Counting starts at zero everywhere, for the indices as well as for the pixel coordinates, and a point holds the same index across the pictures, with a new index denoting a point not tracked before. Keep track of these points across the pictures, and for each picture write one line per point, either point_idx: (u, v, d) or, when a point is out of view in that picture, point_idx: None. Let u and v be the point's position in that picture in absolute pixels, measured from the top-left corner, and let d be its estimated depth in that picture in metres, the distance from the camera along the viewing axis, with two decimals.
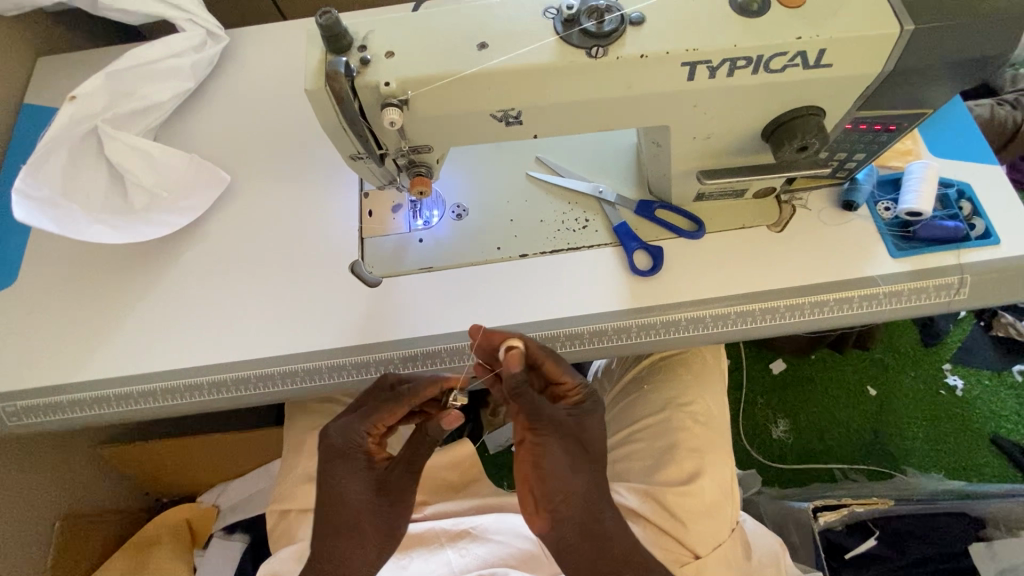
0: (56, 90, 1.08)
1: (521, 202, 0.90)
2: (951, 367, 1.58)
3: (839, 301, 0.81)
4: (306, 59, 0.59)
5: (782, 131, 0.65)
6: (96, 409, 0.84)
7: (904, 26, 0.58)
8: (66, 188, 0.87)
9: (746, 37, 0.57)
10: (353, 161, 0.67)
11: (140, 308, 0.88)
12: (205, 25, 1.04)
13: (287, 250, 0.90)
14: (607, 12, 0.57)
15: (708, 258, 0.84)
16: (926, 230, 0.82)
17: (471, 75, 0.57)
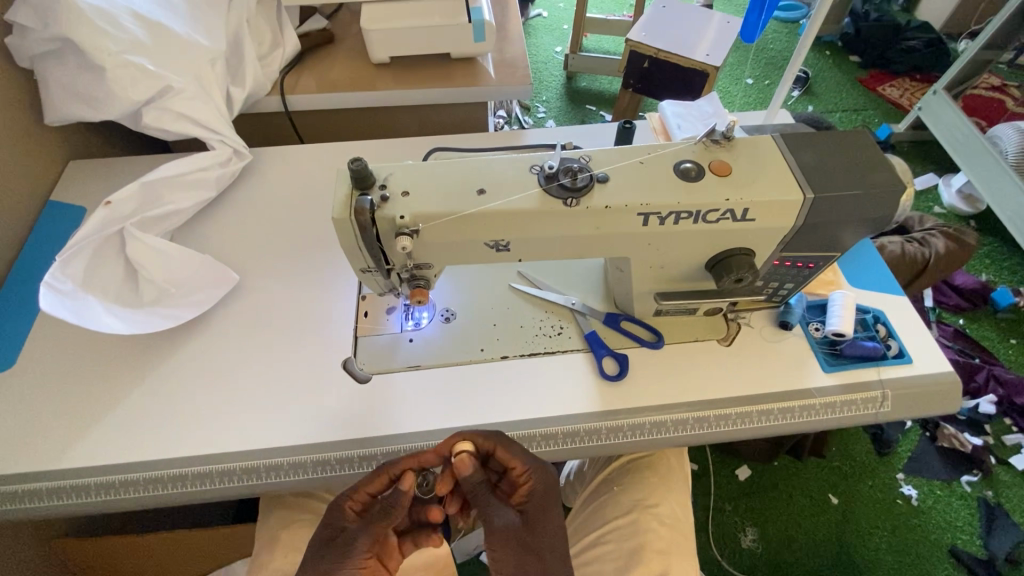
0: (83, 190, 1.18)
1: (504, 309, 1.01)
2: (905, 476, 1.67)
3: (783, 410, 0.91)
4: (334, 194, 0.72)
5: (722, 265, 0.80)
6: (73, 498, 0.84)
7: (807, 194, 0.74)
8: (86, 282, 0.95)
9: (688, 196, 0.73)
10: (362, 273, 0.78)
11: (135, 396, 0.92)
12: (233, 145, 1.19)
13: (286, 345, 0.98)
14: (579, 172, 0.72)
15: (668, 366, 0.95)
16: (851, 348, 0.96)
17: (470, 214, 0.71)
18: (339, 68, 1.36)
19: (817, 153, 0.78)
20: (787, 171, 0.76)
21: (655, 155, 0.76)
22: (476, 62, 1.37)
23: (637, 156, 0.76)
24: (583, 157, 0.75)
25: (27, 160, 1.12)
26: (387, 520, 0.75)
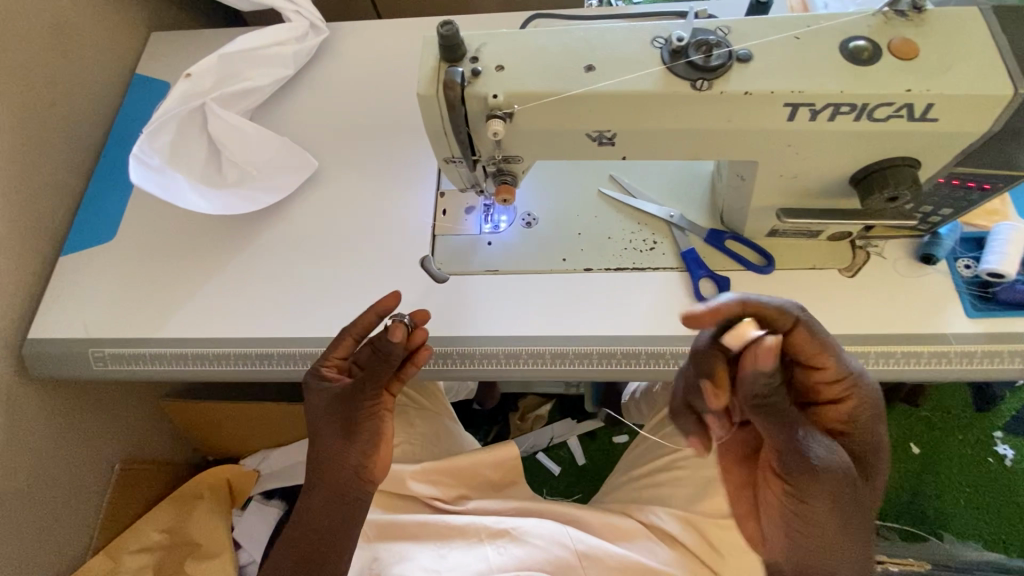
0: (164, 63, 1.15)
1: (591, 217, 0.92)
2: (1003, 435, 1.51)
3: (908, 354, 0.80)
4: (420, 64, 0.62)
5: (873, 180, 0.65)
6: (175, 364, 0.91)
7: (1020, 88, 0.57)
8: (172, 158, 0.94)
9: (853, 84, 0.57)
10: (446, 163, 0.71)
11: (222, 275, 0.94)
12: (309, 17, 1.09)
13: (364, 237, 0.95)
14: (715, 47, 0.59)
15: (775, 294, 0.84)
16: (1006, 293, 0.80)
17: (575, 96, 0.60)
18: None
19: None
20: (996, 56, 0.58)
21: (815, 29, 0.60)
22: None
23: (791, 30, 0.60)
24: (719, 29, 0.61)
25: (110, 27, 1.09)
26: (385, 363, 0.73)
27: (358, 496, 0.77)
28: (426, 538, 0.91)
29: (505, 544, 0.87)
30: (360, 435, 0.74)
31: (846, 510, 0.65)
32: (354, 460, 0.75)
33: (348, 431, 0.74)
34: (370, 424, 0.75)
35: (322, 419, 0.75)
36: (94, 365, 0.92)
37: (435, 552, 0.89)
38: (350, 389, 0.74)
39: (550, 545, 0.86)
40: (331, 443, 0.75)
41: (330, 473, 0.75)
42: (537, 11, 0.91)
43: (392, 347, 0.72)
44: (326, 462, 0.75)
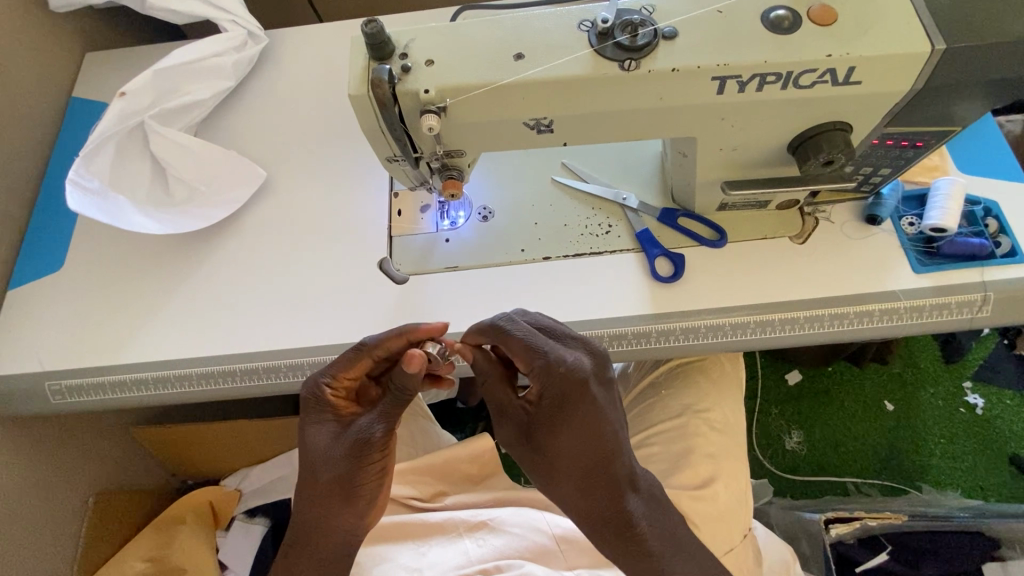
0: (101, 84, 1.12)
1: (546, 206, 0.92)
2: (972, 385, 1.56)
3: (859, 313, 0.82)
4: (349, 65, 0.62)
5: (808, 146, 0.66)
6: (136, 390, 0.88)
7: (936, 45, 0.58)
8: (114, 180, 0.92)
9: (776, 53, 0.58)
10: (389, 162, 0.70)
11: (179, 296, 0.92)
12: (247, 26, 1.07)
13: (320, 243, 0.94)
14: (641, 26, 0.59)
15: (730, 266, 0.85)
16: (949, 246, 0.82)
17: (507, 85, 0.60)
18: None
19: None
20: (910, 16, 0.59)
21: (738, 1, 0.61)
22: None
23: (714, 4, 0.61)
24: (644, 9, 0.61)
25: (42, 51, 1.06)
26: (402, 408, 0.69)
27: (346, 554, 0.72)
28: (407, 538, 0.91)
29: (484, 535, 0.89)
30: (362, 494, 0.68)
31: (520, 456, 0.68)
32: (354, 518, 0.69)
33: (350, 483, 0.67)
34: (374, 484, 0.68)
35: (324, 457, 0.67)
36: (52, 399, 0.89)
37: (416, 550, 0.89)
38: (358, 435, 0.67)
39: (527, 532, 0.88)
40: (330, 491, 0.67)
41: (322, 530, 0.69)
42: (472, 4, 0.90)
43: (415, 384, 0.67)
44: (320, 519, 0.69)
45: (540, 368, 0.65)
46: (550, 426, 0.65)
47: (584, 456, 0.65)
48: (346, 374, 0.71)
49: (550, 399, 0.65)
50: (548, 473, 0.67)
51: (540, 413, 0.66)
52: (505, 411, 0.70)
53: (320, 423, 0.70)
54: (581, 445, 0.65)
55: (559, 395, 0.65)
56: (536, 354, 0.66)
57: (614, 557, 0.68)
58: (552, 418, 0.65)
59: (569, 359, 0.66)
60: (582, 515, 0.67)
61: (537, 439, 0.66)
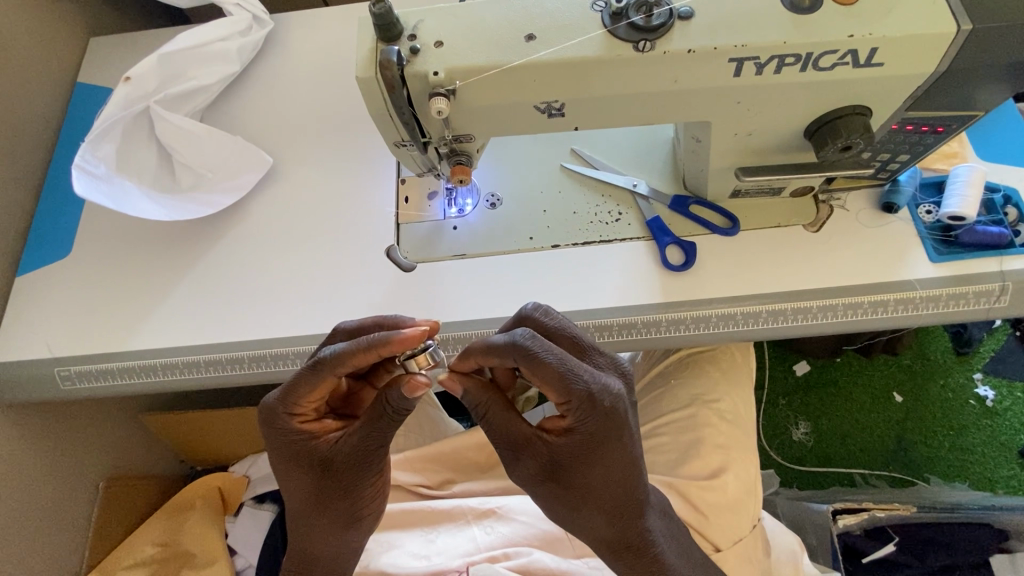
0: (106, 69, 1.11)
1: (554, 193, 0.91)
2: (983, 376, 1.54)
3: (873, 304, 0.80)
4: (357, 46, 0.61)
5: (826, 131, 0.65)
6: (145, 376, 0.88)
7: (961, 25, 0.56)
8: (120, 165, 0.92)
9: (796, 33, 0.56)
10: (397, 147, 0.69)
11: (187, 282, 0.92)
12: (252, 10, 1.06)
13: (327, 230, 0.93)
14: (656, 6, 0.57)
15: (742, 254, 0.84)
16: (968, 235, 0.81)
17: (518, 67, 0.58)
18: None
19: None
20: None
21: None
22: None
23: None
24: None
25: (46, 35, 1.05)
26: (392, 425, 0.67)
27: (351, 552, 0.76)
28: (415, 525, 0.91)
29: (492, 523, 0.89)
30: (362, 499, 0.70)
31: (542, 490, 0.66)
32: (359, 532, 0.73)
33: (352, 494, 0.69)
34: (374, 488, 0.70)
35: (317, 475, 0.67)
36: (62, 384, 0.89)
37: (424, 537, 0.90)
38: (351, 453, 0.66)
39: (535, 520, 0.88)
40: (329, 517, 0.70)
41: (325, 535, 0.72)
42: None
43: (410, 402, 0.64)
44: (322, 527, 0.71)
45: (581, 402, 0.58)
46: (582, 462, 0.62)
47: (613, 486, 0.65)
48: (308, 400, 0.65)
49: (588, 435, 0.60)
50: (573, 505, 0.66)
51: (573, 448, 0.61)
52: (524, 440, 0.64)
53: (299, 453, 0.67)
54: (613, 475, 0.64)
55: (599, 429, 0.60)
56: (574, 388, 0.58)
57: (627, 570, 0.72)
58: (588, 452, 0.61)
59: (608, 387, 0.60)
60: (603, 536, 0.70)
61: (567, 471, 0.63)
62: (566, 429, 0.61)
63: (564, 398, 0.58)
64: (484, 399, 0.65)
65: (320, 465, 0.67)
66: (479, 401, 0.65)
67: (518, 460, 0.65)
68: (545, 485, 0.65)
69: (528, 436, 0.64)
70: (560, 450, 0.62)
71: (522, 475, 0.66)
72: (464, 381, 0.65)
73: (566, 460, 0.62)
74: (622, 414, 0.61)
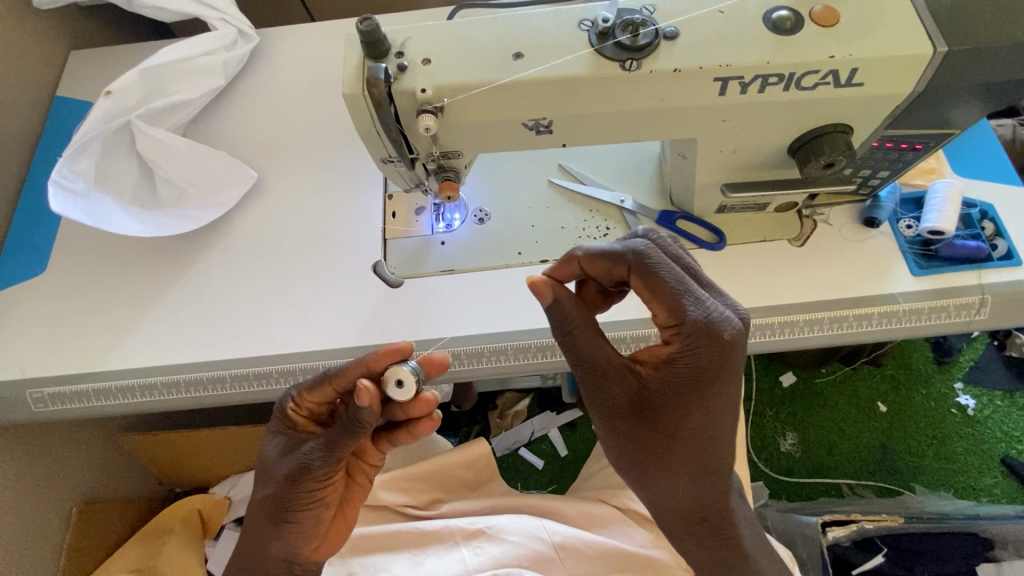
0: (86, 83, 1.09)
1: (543, 208, 0.91)
2: (964, 386, 1.57)
3: (858, 317, 0.81)
4: (343, 63, 0.60)
5: (808, 149, 0.66)
6: (122, 398, 0.85)
7: (937, 48, 0.57)
8: (99, 181, 0.90)
9: (779, 54, 0.57)
10: (384, 163, 0.69)
11: (167, 299, 0.90)
12: (237, 24, 1.05)
13: (313, 246, 0.92)
14: (641, 27, 0.58)
15: (729, 270, 0.85)
16: (947, 250, 0.82)
17: (505, 84, 0.59)
18: None
19: None
20: (912, 17, 0.58)
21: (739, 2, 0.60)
22: None
23: (715, 5, 0.60)
24: (645, 8, 0.61)
25: (25, 47, 1.03)
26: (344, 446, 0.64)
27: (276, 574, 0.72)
28: (402, 547, 0.89)
29: (481, 544, 0.87)
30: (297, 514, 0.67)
31: (633, 428, 0.64)
32: (281, 535, 0.68)
33: (287, 497, 0.66)
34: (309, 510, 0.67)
35: (276, 462, 0.68)
36: (34, 407, 0.86)
37: (412, 560, 0.88)
38: (303, 456, 0.65)
39: (525, 540, 0.86)
40: (265, 506, 0.68)
41: (257, 534, 0.70)
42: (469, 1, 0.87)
43: (366, 421, 0.61)
44: (257, 520, 0.70)
45: (694, 327, 0.58)
46: (677, 398, 0.61)
47: (708, 427, 0.63)
48: (310, 397, 0.68)
49: (694, 365, 0.60)
50: (655, 447, 0.64)
51: (674, 379, 0.61)
52: (616, 368, 0.62)
53: (280, 433, 0.70)
54: (709, 421, 0.63)
55: (704, 361, 0.59)
56: (691, 310, 0.58)
57: (694, 542, 0.72)
58: (692, 382, 0.60)
59: (727, 318, 0.60)
60: (676, 494, 0.68)
61: (661, 406, 0.62)
62: (669, 358, 0.61)
63: (676, 318, 0.59)
64: (569, 319, 0.60)
65: (286, 451, 0.68)
66: (568, 317, 0.60)
67: (611, 390, 0.63)
68: (638, 423, 0.64)
69: (626, 366, 0.62)
70: (657, 383, 0.62)
71: (606, 407, 0.64)
72: (557, 291, 0.59)
73: (660, 394, 0.62)
74: (734, 351, 0.60)
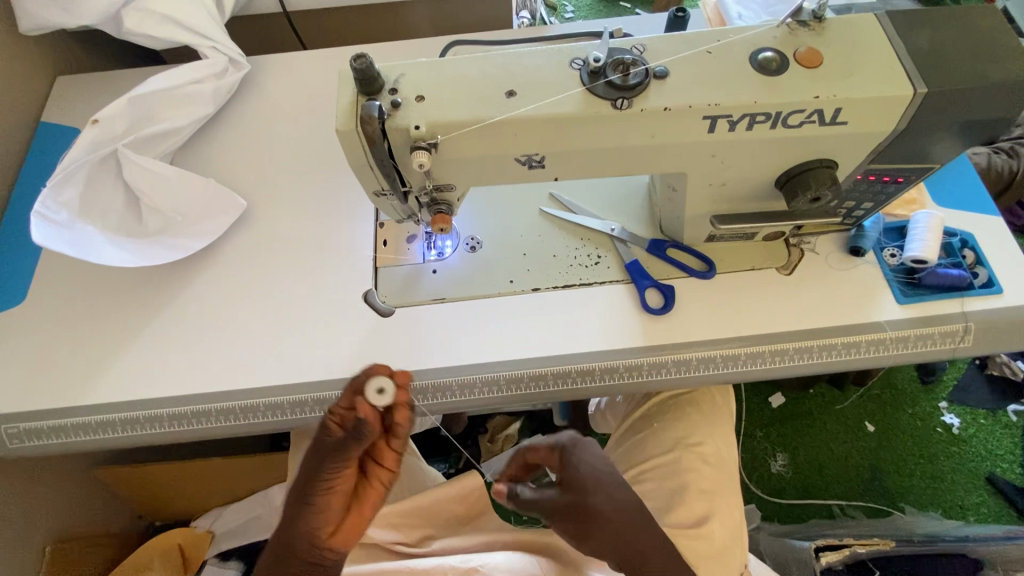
0: (73, 109, 1.08)
1: (534, 236, 0.92)
2: (948, 404, 1.59)
3: (847, 345, 0.82)
4: (336, 99, 0.60)
5: (795, 183, 0.68)
6: (103, 433, 0.82)
7: (918, 88, 0.58)
8: (83, 210, 0.89)
9: (767, 93, 0.58)
10: (376, 196, 0.69)
11: (152, 330, 0.88)
12: (228, 53, 1.04)
13: (302, 275, 0.91)
14: (632, 66, 0.59)
15: (720, 299, 0.85)
16: (931, 278, 0.84)
17: (498, 121, 0.59)
18: None
19: (931, 35, 0.61)
20: (893, 58, 0.60)
21: (726, 43, 0.61)
22: None
23: (703, 45, 0.61)
24: (635, 48, 0.62)
25: (11, 75, 1.02)
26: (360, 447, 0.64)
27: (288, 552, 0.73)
28: None
29: None
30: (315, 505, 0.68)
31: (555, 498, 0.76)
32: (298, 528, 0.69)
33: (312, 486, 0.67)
34: (328, 501, 0.68)
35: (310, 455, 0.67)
36: (7, 444, 0.82)
37: None
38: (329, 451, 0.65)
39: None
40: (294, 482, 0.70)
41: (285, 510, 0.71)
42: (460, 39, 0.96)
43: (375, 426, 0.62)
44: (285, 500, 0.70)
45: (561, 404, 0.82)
46: (569, 454, 0.79)
47: (605, 475, 0.78)
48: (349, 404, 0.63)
49: (567, 434, 0.81)
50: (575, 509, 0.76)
51: (558, 446, 0.80)
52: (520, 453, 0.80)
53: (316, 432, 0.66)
54: (604, 466, 0.79)
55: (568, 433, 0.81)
56: (552, 393, 0.82)
57: None
58: (571, 444, 0.80)
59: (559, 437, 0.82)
60: (612, 552, 0.76)
61: (564, 466, 0.78)
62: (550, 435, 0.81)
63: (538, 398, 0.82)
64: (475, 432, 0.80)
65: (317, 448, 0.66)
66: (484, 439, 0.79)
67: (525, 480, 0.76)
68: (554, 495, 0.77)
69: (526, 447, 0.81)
70: (549, 453, 0.80)
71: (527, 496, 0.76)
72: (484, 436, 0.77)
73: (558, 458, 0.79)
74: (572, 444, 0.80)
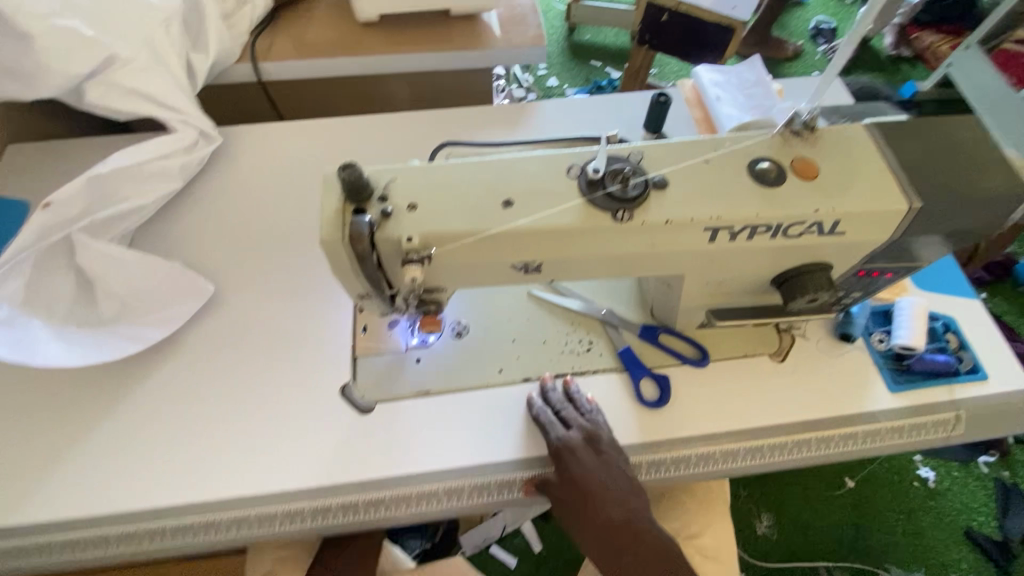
0: (24, 181, 1.00)
1: (523, 321, 0.88)
2: (923, 458, 1.60)
3: (843, 436, 0.81)
4: (320, 208, 0.56)
5: (791, 286, 0.67)
6: (39, 556, 0.74)
7: (913, 202, 0.59)
8: (28, 302, 0.81)
9: (767, 206, 0.58)
10: (360, 299, 0.64)
11: (103, 433, 0.79)
12: (199, 126, 1.00)
13: (275, 366, 0.84)
14: (631, 177, 0.58)
15: (715, 388, 0.83)
16: (919, 364, 0.85)
17: (496, 234, 0.57)
18: (321, 27, 1.17)
19: (918, 148, 0.62)
20: (887, 170, 0.60)
21: (723, 153, 0.61)
22: (480, 20, 1.20)
23: (700, 154, 0.61)
24: (632, 155, 0.61)
25: None
26: None
27: None
28: None
29: None
30: None
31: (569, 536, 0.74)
32: None
33: None
34: None
35: None
36: None
37: None
38: None
39: None
40: None
41: None
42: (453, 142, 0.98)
43: None
44: None
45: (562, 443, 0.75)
46: (579, 496, 0.73)
47: (620, 512, 0.73)
48: None
49: (574, 476, 0.73)
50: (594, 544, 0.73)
51: (568, 487, 0.74)
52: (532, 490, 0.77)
53: None
54: (616, 505, 0.73)
55: (578, 473, 0.73)
56: (553, 433, 0.75)
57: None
58: (580, 486, 0.73)
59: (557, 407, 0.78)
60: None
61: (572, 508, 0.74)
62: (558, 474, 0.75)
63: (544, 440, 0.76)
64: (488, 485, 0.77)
65: None
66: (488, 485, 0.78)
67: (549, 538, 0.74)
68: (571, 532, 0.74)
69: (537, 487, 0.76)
70: (560, 494, 0.74)
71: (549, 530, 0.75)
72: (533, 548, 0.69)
73: (568, 500, 0.74)
74: (571, 448, 0.74)
